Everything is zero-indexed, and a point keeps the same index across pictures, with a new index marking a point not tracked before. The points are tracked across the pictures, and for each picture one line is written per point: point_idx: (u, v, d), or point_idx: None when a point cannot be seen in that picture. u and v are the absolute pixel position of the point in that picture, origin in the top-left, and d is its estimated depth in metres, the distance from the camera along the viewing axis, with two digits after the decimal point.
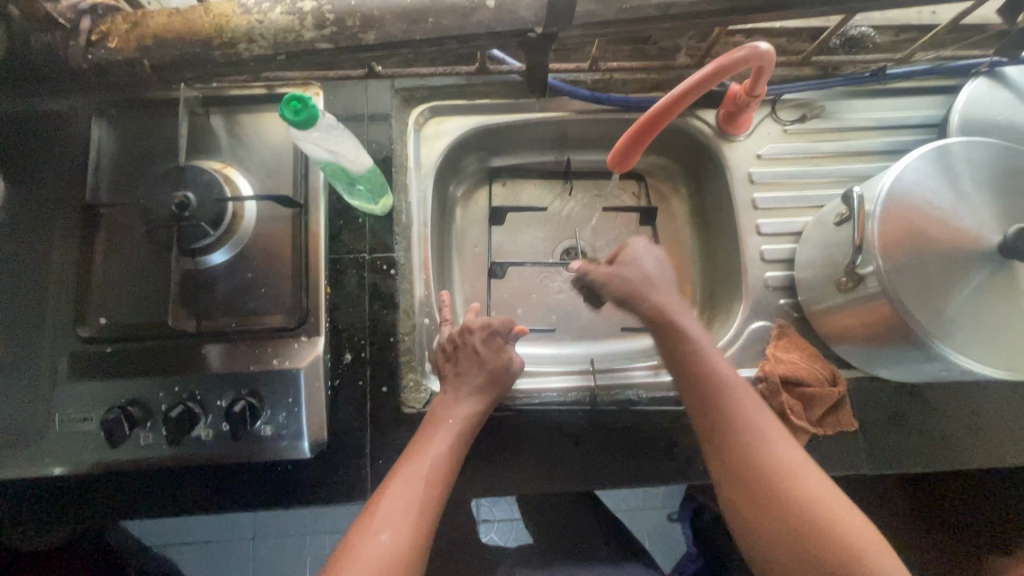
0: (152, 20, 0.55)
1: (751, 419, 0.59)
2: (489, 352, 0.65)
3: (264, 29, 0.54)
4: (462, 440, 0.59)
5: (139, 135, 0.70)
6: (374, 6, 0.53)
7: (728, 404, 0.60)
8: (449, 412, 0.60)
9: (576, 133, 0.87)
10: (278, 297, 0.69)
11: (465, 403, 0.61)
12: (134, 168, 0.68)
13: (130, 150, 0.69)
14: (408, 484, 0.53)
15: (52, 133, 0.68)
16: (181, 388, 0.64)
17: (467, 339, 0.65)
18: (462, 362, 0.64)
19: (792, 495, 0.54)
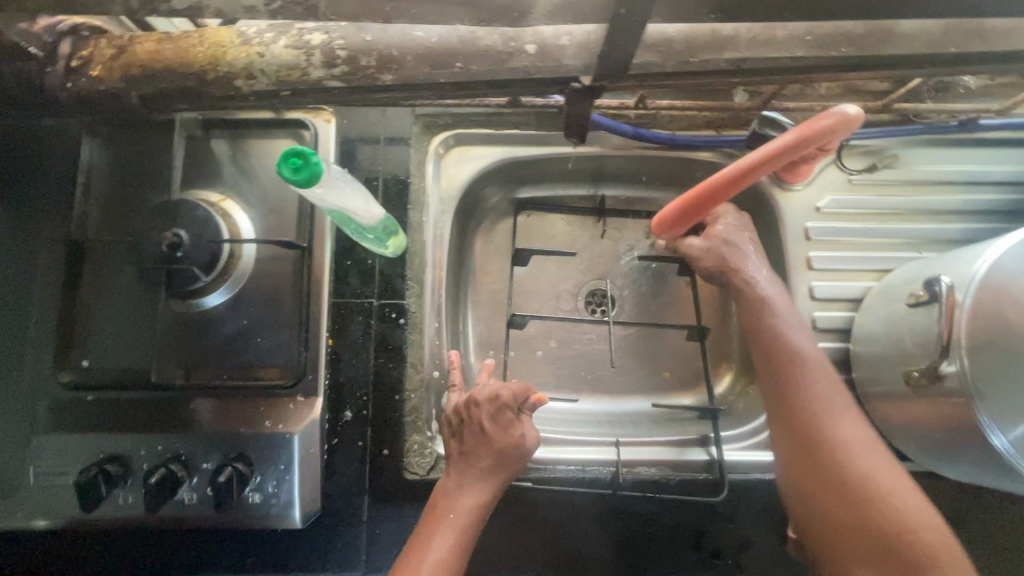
0: (140, 46, 0.48)
1: (842, 423, 0.57)
2: (496, 426, 0.58)
3: (265, 64, 0.46)
4: (464, 540, 0.53)
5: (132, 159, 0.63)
6: (394, 44, 0.45)
7: (806, 380, 0.59)
8: (452, 502, 0.55)
9: (613, 169, 0.79)
10: (274, 349, 0.63)
11: (469, 492, 0.55)
12: (123, 198, 0.62)
13: (120, 176, 0.62)
14: None
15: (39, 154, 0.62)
16: (166, 446, 0.59)
17: (474, 414, 0.58)
18: (468, 440, 0.58)
19: (855, 473, 0.54)
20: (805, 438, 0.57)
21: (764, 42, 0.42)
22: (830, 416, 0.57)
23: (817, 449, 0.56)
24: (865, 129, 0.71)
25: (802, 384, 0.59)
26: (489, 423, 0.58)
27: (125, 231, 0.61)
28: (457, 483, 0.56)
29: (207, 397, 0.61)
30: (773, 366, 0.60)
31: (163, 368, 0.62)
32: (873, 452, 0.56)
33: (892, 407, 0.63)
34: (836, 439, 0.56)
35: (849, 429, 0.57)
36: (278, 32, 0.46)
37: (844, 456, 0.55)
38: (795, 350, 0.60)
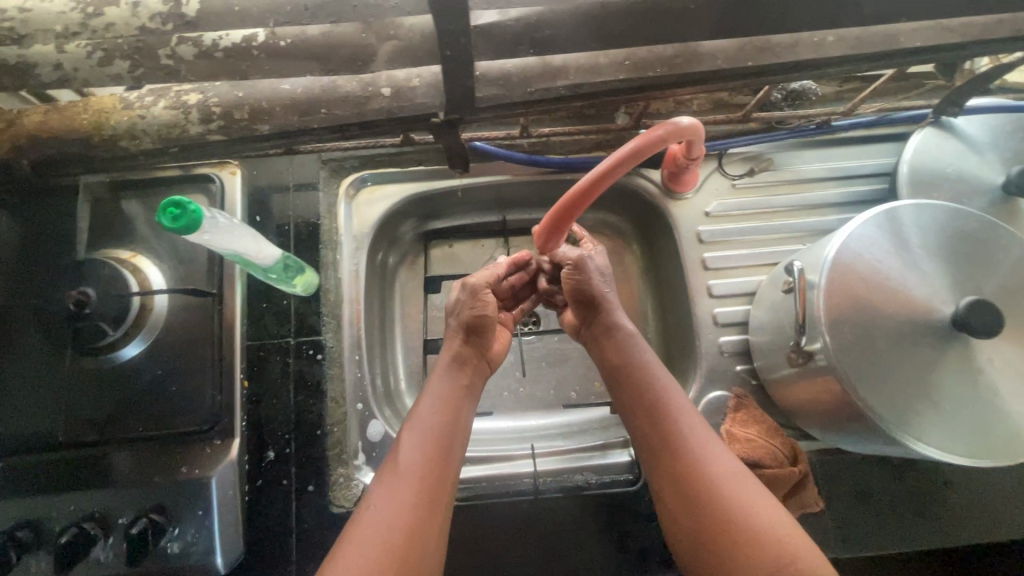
0: (27, 118, 0.51)
1: (683, 414, 0.58)
2: (484, 317, 0.65)
3: (147, 125, 0.50)
4: (454, 410, 0.59)
5: None
6: (263, 98, 0.49)
7: (642, 376, 0.61)
8: (430, 413, 0.58)
9: (519, 195, 0.84)
10: (189, 397, 0.64)
11: (453, 403, 0.60)
12: None
13: None
14: (395, 472, 0.54)
15: None
16: (81, 505, 0.59)
17: (466, 309, 0.65)
18: (453, 335, 0.66)
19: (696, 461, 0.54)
20: (652, 438, 0.58)
21: (590, 69, 0.47)
22: (671, 412, 0.58)
23: (660, 442, 0.57)
24: (737, 138, 0.78)
25: (641, 390, 0.60)
26: (480, 315, 0.65)
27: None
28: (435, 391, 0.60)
29: (122, 451, 0.62)
30: (614, 368, 0.63)
31: (76, 428, 0.62)
32: (716, 444, 0.56)
33: (788, 391, 0.66)
34: (678, 431, 0.57)
35: (693, 425, 0.57)
36: (157, 95, 0.50)
37: (688, 454, 0.55)
38: (633, 357, 0.63)
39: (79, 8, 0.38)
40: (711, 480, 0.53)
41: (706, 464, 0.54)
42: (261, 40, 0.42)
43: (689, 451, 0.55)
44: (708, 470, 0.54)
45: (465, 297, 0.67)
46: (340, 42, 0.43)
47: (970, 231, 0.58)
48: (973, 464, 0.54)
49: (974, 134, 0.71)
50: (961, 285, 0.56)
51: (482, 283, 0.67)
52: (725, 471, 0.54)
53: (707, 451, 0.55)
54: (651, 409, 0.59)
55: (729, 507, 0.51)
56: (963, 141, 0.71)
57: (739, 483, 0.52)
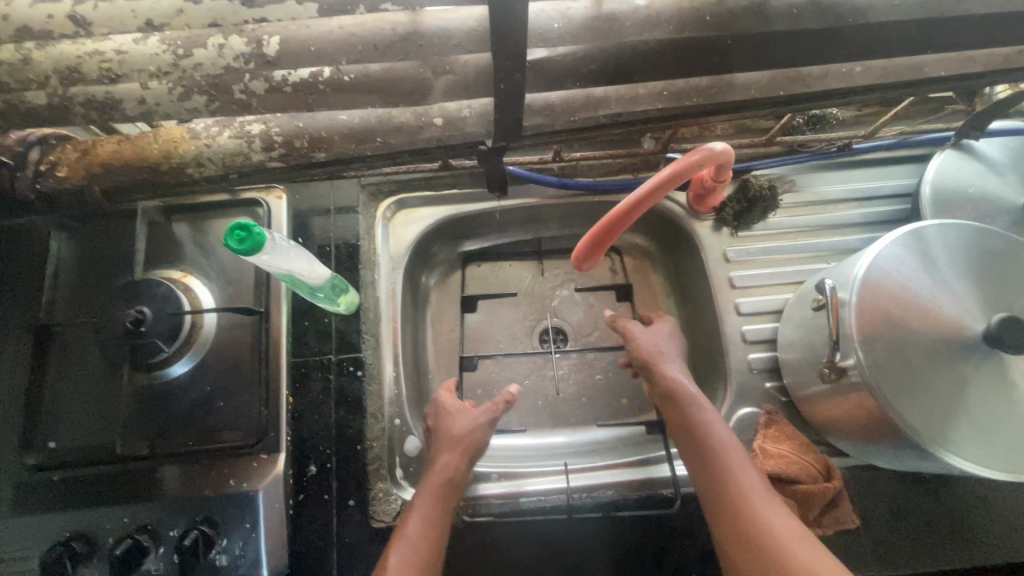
0: (101, 148, 0.55)
1: (735, 467, 0.59)
2: (473, 437, 0.68)
3: (212, 153, 0.53)
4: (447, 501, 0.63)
5: (98, 247, 0.68)
6: (322, 127, 0.52)
7: (701, 435, 0.63)
8: (418, 533, 0.59)
9: (549, 217, 0.87)
10: (237, 411, 0.66)
11: (438, 514, 0.61)
12: (90, 283, 0.67)
13: (88, 264, 0.68)
14: (404, 556, 0.58)
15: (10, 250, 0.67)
16: (132, 517, 0.60)
17: (456, 428, 0.68)
18: (446, 440, 0.67)
19: (752, 517, 0.55)
20: (708, 487, 0.60)
21: (630, 98, 0.50)
22: (722, 463, 0.60)
23: (717, 495, 0.58)
24: (763, 159, 0.80)
25: (692, 443, 0.63)
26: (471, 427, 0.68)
27: (88, 314, 0.66)
28: (426, 509, 0.61)
29: (171, 465, 0.64)
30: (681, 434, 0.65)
31: (129, 441, 0.64)
32: (768, 499, 0.56)
33: (820, 407, 0.68)
34: (731, 481, 0.58)
35: (745, 474, 0.59)
36: (222, 125, 0.53)
37: (744, 508, 0.56)
38: (698, 427, 0.63)
39: (168, 49, 0.42)
40: (763, 535, 0.53)
41: (760, 521, 0.54)
42: (327, 76, 0.45)
43: (740, 502, 0.56)
44: (757, 522, 0.54)
45: (457, 416, 0.70)
46: (400, 77, 0.46)
47: (996, 249, 0.60)
48: (1012, 479, 0.54)
49: (993, 155, 0.73)
50: (990, 302, 0.58)
51: (478, 410, 0.70)
52: (775, 525, 0.54)
53: (756, 503, 0.56)
54: (705, 458, 0.61)
55: (783, 563, 0.51)
56: (983, 162, 0.73)
57: (792, 543, 0.52)
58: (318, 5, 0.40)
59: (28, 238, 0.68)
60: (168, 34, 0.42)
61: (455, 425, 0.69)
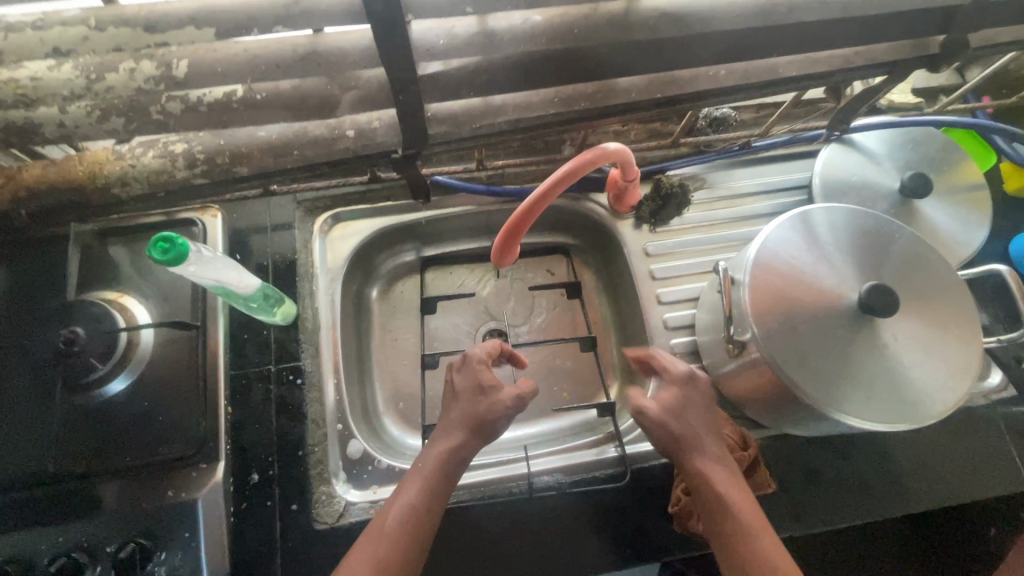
0: (26, 172, 0.57)
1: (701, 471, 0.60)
2: (487, 420, 0.65)
3: (136, 172, 0.56)
4: (441, 481, 0.61)
5: (26, 272, 0.69)
6: (241, 143, 0.56)
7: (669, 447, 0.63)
8: (408, 524, 0.57)
9: (483, 225, 0.91)
10: (175, 424, 0.67)
11: (433, 488, 0.60)
12: (20, 307, 0.67)
13: (19, 288, 0.68)
14: (397, 521, 0.58)
15: None
16: (68, 536, 0.61)
17: (478, 407, 0.65)
18: (457, 417, 0.65)
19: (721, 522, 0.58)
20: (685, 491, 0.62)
21: (525, 106, 0.56)
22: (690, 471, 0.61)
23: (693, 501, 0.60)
24: (674, 160, 0.87)
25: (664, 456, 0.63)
26: (485, 408, 0.65)
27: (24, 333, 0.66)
28: (423, 482, 0.60)
29: (109, 481, 0.64)
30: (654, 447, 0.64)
31: (64, 462, 0.64)
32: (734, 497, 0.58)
33: (733, 382, 0.73)
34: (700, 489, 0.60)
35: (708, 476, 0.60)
36: (145, 146, 0.56)
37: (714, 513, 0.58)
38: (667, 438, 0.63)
39: (80, 73, 0.45)
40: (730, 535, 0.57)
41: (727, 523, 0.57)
42: (240, 95, 0.49)
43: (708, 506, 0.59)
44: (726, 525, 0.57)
45: (489, 395, 0.66)
46: (308, 93, 0.50)
47: (869, 227, 0.67)
48: (894, 430, 0.60)
49: (871, 147, 0.82)
50: (865, 274, 0.65)
51: (512, 397, 0.66)
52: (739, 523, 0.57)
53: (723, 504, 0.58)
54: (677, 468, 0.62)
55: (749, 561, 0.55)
56: (862, 154, 0.81)
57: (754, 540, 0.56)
58: (218, 29, 0.44)
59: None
60: (82, 61, 0.46)
61: (481, 404, 0.66)
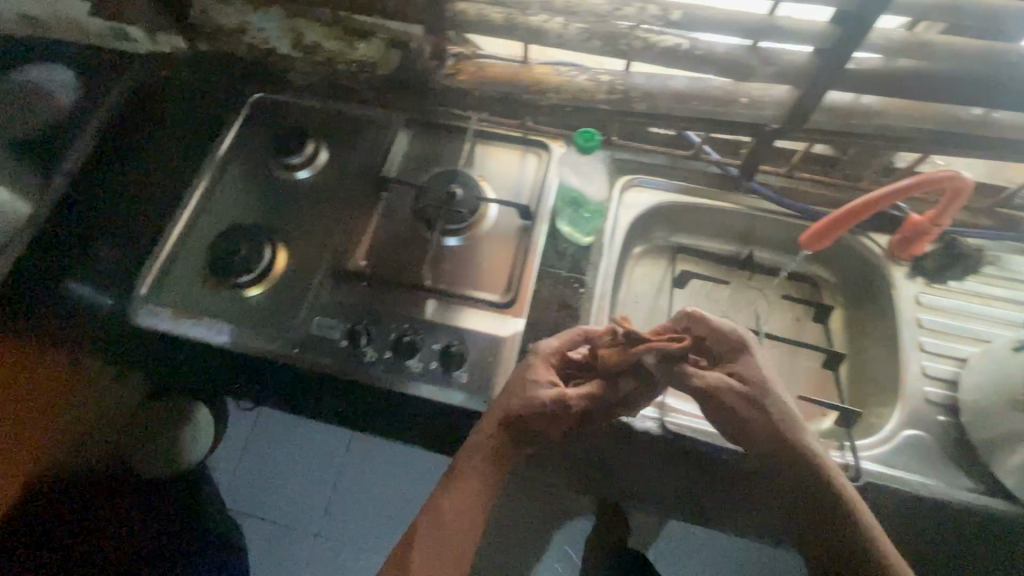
0: (494, 67, 0.78)
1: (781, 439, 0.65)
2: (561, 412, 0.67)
3: (570, 87, 0.76)
4: (499, 463, 0.70)
5: (425, 146, 0.96)
6: (654, 87, 0.73)
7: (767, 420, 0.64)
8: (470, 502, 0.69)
9: (752, 228, 1.01)
10: (496, 280, 0.86)
11: (477, 494, 0.69)
12: (419, 166, 0.94)
13: (418, 153, 0.96)
14: (441, 505, 0.69)
15: (367, 126, 0.97)
16: (408, 326, 0.80)
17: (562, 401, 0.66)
18: (505, 404, 0.68)
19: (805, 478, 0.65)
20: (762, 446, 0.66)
21: None
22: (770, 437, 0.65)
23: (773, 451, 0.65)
24: (971, 227, 0.89)
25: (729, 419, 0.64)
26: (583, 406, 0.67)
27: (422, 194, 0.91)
28: (472, 473, 0.69)
29: (440, 302, 0.82)
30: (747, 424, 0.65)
31: (416, 276, 0.85)
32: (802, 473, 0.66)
33: (998, 441, 0.72)
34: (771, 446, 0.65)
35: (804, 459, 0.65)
36: (582, 71, 0.76)
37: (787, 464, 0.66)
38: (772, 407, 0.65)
39: (609, 4, 0.64)
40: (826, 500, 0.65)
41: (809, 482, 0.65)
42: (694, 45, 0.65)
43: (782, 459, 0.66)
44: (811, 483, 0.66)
45: (533, 386, 0.68)
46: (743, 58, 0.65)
47: None
48: None
49: None
50: None
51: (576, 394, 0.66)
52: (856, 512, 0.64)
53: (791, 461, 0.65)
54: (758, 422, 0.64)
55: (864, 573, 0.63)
56: None
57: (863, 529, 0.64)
58: None
59: (386, 134, 0.96)
60: None
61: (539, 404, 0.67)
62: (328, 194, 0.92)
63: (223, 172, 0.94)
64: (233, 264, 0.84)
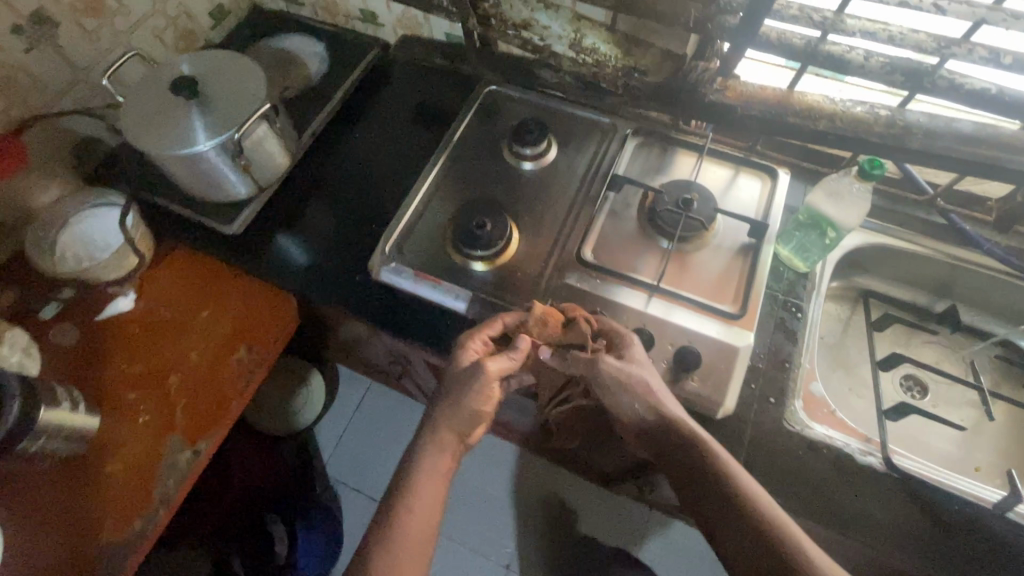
0: (764, 89, 0.82)
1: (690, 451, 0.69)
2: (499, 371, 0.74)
3: (844, 117, 0.78)
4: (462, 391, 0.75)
5: (650, 154, 1.00)
6: (937, 128, 0.75)
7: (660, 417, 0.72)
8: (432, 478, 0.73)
9: (958, 282, 1.00)
10: (722, 288, 0.87)
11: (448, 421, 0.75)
12: (644, 171, 0.99)
13: (644, 160, 1.00)
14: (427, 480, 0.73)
15: (596, 128, 1.02)
16: (640, 323, 0.83)
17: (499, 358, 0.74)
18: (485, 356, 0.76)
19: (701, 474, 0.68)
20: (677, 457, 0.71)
21: None
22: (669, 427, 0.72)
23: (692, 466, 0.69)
24: None
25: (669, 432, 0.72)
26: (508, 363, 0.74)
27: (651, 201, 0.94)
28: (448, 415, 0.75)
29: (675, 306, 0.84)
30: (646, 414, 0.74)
31: (644, 274, 0.88)
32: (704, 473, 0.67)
33: None
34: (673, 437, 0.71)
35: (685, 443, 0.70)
36: (856, 104, 0.79)
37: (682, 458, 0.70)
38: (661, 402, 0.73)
39: (933, 43, 0.66)
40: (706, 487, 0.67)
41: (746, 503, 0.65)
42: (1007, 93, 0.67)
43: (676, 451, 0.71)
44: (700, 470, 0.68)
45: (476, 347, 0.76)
46: None
47: None
48: None
49: None
50: None
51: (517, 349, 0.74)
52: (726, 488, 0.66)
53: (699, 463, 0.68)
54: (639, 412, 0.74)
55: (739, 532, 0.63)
56: None
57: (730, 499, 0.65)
58: None
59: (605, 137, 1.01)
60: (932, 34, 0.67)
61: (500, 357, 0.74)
62: (557, 185, 0.97)
63: (460, 150, 1.02)
64: (475, 240, 0.88)
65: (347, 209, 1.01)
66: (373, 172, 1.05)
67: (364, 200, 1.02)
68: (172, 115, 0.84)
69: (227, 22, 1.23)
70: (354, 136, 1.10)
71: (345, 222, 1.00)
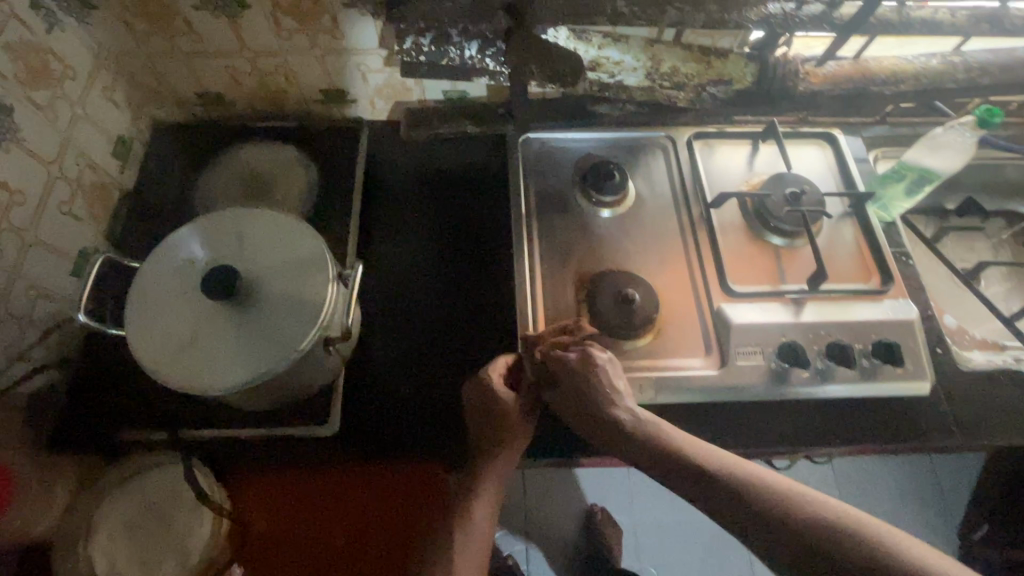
0: (844, 65, 0.81)
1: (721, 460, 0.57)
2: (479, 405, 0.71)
3: (926, 71, 0.81)
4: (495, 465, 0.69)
5: (718, 156, 0.95)
6: (1004, 60, 0.80)
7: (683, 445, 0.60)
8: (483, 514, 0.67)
9: (976, 181, 1.12)
10: (852, 267, 0.89)
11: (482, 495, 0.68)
12: (722, 175, 0.93)
13: (715, 164, 0.94)
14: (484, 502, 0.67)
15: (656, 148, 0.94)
16: (820, 335, 0.79)
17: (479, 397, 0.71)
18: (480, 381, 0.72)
19: (750, 475, 0.55)
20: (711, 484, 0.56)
21: None
22: (706, 452, 0.59)
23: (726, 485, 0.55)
24: None
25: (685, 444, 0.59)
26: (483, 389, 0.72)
27: (753, 205, 0.90)
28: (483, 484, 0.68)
29: (838, 304, 0.83)
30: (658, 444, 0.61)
31: (788, 282, 0.86)
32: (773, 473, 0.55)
33: None
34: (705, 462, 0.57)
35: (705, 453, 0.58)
36: (929, 57, 0.81)
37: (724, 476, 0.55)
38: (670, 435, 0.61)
39: None
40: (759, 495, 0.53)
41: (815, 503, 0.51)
42: None
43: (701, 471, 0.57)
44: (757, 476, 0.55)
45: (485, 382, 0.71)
46: None
47: None
48: None
49: None
50: None
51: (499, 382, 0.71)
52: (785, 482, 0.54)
53: (746, 471, 0.55)
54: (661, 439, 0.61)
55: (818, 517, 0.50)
56: None
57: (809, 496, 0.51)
58: None
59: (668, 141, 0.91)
60: None
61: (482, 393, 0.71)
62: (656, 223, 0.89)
63: (534, 221, 0.87)
64: (627, 319, 0.78)
65: (438, 339, 0.82)
66: (441, 282, 0.87)
67: (451, 319, 0.84)
68: (217, 322, 0.61)
69: (133, 155, 0.91)
70: (392, 246, 0.89)
71: (447, 354, 0.81)
